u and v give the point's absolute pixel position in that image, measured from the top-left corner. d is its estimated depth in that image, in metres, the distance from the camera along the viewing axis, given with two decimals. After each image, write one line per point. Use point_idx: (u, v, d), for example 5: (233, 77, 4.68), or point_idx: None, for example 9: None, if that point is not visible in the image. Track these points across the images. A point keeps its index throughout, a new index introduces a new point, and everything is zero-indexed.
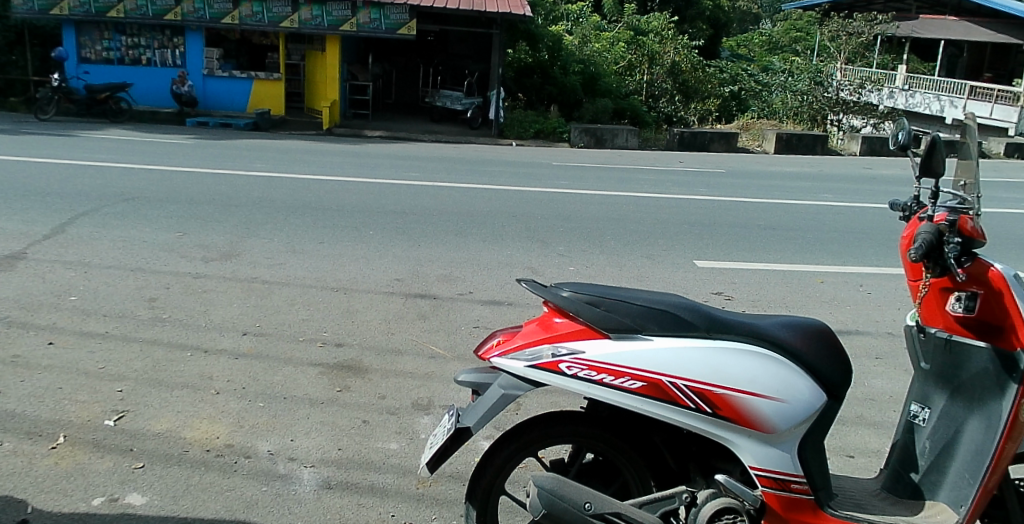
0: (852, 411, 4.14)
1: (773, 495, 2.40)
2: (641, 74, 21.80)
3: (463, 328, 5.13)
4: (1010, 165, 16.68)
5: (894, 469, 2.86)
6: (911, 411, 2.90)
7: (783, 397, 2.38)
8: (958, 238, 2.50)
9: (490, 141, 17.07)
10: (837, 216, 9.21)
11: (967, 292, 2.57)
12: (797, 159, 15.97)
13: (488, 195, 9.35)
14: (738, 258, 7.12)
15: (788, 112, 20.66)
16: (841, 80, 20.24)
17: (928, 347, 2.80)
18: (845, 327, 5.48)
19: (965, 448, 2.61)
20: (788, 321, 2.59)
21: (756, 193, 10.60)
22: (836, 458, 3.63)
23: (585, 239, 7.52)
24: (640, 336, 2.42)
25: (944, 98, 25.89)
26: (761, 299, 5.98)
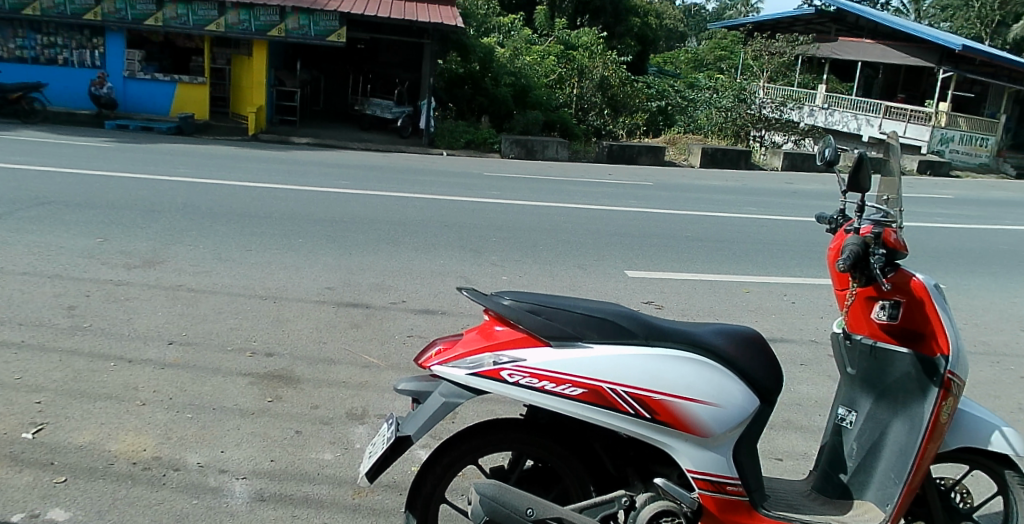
0: (779, 415, 4.28)
1: (710, 497, 2.47)
2: (571, 87, 22.04)
3: (396, 336, 5.08)
4: (920, 181, 17.69)
5: (824, 471, 2.97)
6: (839, 414, 3.01)
7: (719, 401, 2.45)
8: (882, 250, 2.64)
9: (421, 150, 16.98)
10: (762, 228, 9.55)
11: (891, 301, 2.72)
12: (725, 174, 16.45)
13: (422, 203, 9.32)
14: (667, 268, 7.30)
15: (713, 127, 21.38)
16: (763, 98, 21.15)
17: (854, 353, 2.93)
18: (772, 335, 5.67)
19: (890, 448, 2.75)
20: (723, 328, 2.67)
21: (684, 206, 10.85)
22: (765, 461, 3.73)
23: (521, 249, 7.56)
24: (580, 343, 2.46)
25: (861, 117, 27.31)
26: (690, 308, 6.13)
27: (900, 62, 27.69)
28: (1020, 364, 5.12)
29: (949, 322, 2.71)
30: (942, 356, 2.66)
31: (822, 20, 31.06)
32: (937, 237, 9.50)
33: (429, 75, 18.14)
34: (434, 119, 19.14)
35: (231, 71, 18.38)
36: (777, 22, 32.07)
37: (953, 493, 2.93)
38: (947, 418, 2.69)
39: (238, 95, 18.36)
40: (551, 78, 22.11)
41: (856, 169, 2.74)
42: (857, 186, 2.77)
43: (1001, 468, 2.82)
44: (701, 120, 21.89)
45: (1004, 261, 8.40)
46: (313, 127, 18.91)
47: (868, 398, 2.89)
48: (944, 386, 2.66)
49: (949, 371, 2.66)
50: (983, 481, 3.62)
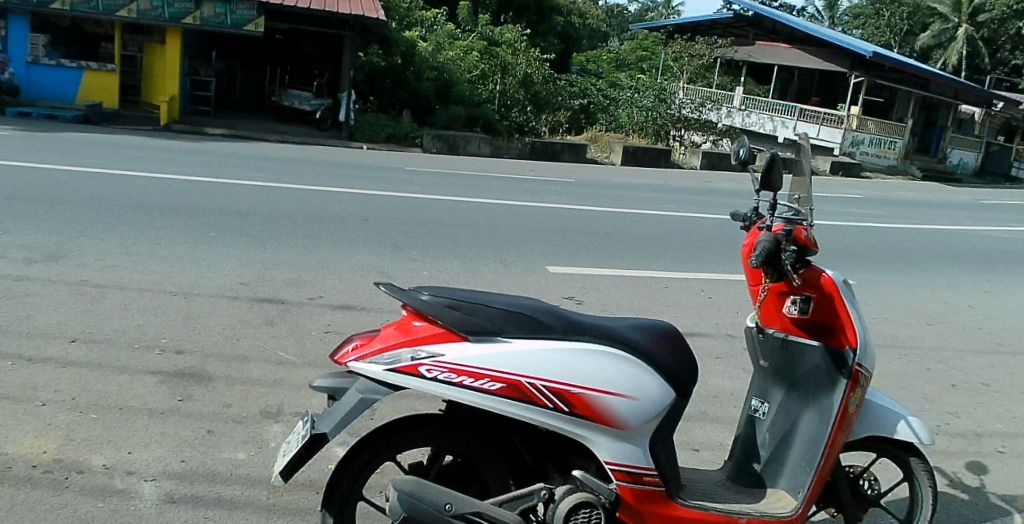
0: (696, 407, 4.38)
1: (627, 488, 2.51)
2: (494, 84, 21.98)
3: (313, 333, 4.99)
4: (832, 182, 18.41)
5: (738, 460, 3.04)
6: (753, 405, 3.09)
7: (636, 394, 2.49)
8: (793, 247, 2.72)
9: (340, 143, 16.74)
10: (677, 225, 9.77)
11: (802, 296, 2.80)
12: (644, 172, 16.77)
13: (341, 197, 9.18)
14: (587, 264, 7.39)
15: (633, 126, 21.37)
16: (683, 98, 21.70)
17: (767, 346, 3.01)
18: (690, 330, 5.80)
19: (802, 437, 2.84)
20: (639, 323, 2.70)
21: (602, 203, 11.00)
22: (683, 452, 3.80)
23: (441, 244, 7.53)
24: (499, 338, 2.45)
25: (777, 119, 28.29)
26: (609, 303, 6.22)
27: (816, 67, 28.64)
28: (921, 355, 5.39)
29: (857, 317, 2.82)
30: (851, 348, 2.77)
31: (741, 25, 32.02)
32: (843, 235, 9.88)
33: (349, 68, 17.96)
34: (354, 112, 18.91)
35: (143, 58, 17.78)
36: (697, 25, 32.94)
37: (860, 480, 3.02)
38: (855, 409, 2.80)
39: (151, 84, 17.76)
40: (473, 74, 21.99)
41: (768, 168, 2.82)
42: (769, 185, 2.84)
43: (906, 455, 2.94)
44: (622, 119, 21.78)
45: (905, 257, 8.82)
46: (230, 118, 18.43)
47: (781, 390, 2.99)
48: (852, 377, 2.77)
49: (857, 364, 2.77)
50: (889, 468, 3.79)
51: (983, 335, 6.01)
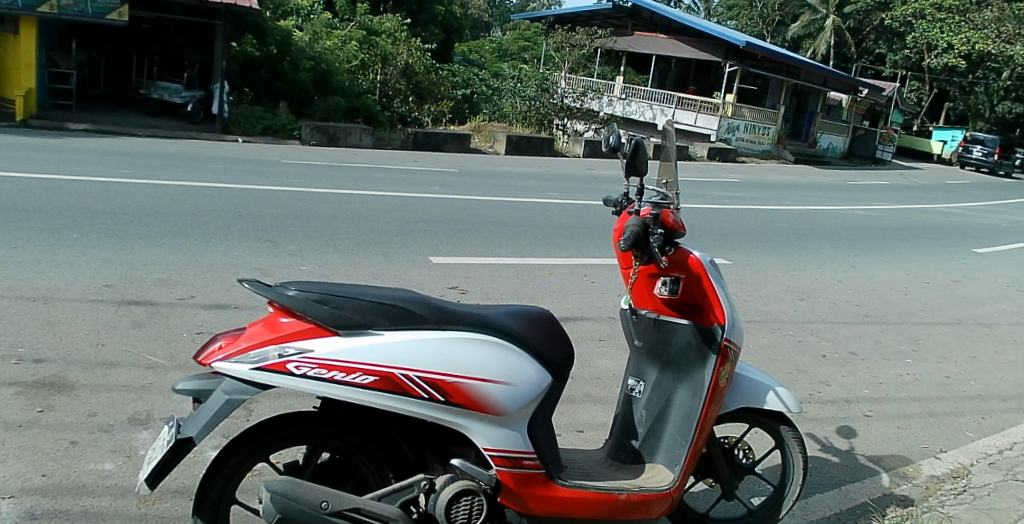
0: (580, 390, 4.49)
1: (507, 473, 2.50)
2: (374, 74, 21.42)
3: (185, 334, 4.82)
4: (710, 167, 19.24)
5: (616, 438, 3.01)
6: (628, 385, 3.07)
7: (511, 380, 2.48)
8: (661, 229, 2.74)
9: (214, 137, 16.11)
10: (551, 211, 9.98)
11: (671, 276, 2.82)
12: (527, 160, 17.01)
13: (213, 193, 8.87)
14: (469, 253, 7.42)
15: (517, 115, 21.87)
16: (564, 88, 22.53)
17: (639, 326, 3.00)
18: (573, 314, 5.94)
19: (677, 412, 2.87)
20: (515, 309, 2.69)
21: (485, 191, 11.09)
22: (568, 433, 3.88)
23: (321, 238, 7.39)
24: (371, 331, 2.39)
25: (656, 107, 29.20)
26: (493, 291, 6.28)
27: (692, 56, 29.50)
28: (793, 329, 5.72)
29: (723, 295, 2.87)
30: (719, 325, 2.81)
31: (620, 15, 32.82)
32: (716, 217, 10.32)
33: (221, 59, 17.37)
34: (229, 104, 18.25)
35: None
36: (578, 16, 33.60)
37: (736, 450, 3.02)
38: (725, 382, 2.86)
39: None
40: (353, 63, 21.38)
41: (633, 153, 2.92)
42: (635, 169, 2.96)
43: (778, 424, 2.98)
44: (506, 109, 22.12)
45: (772, 236, 9.34)
46: (94, 112, 17.42)
47: (655, 368, 2.98)
48: (721, 352, 2.82)
49: (725, 339, 2.82)
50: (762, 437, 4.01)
51: (848, 307, 6.45)
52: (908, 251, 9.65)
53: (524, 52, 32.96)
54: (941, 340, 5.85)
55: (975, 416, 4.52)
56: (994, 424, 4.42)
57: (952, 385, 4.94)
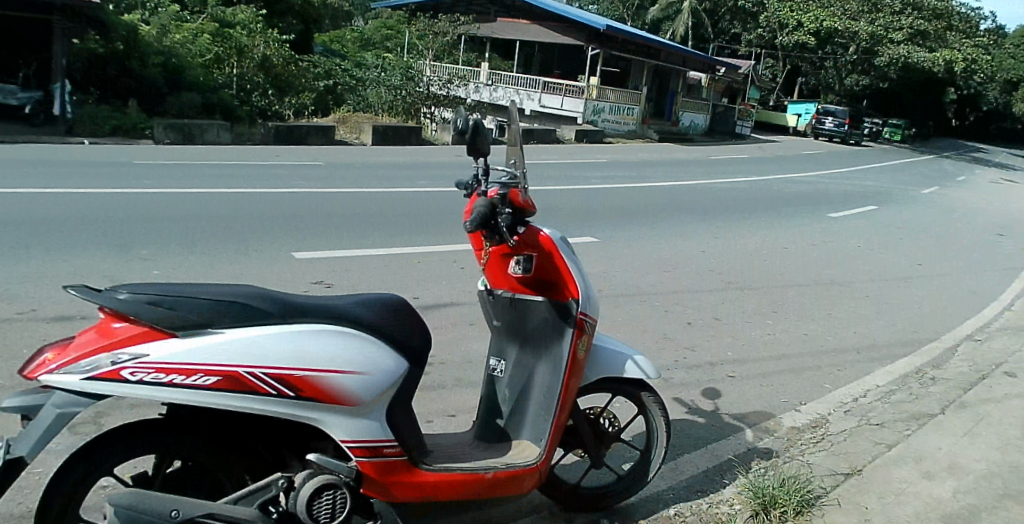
0: (453, 375, 4.40)
1: (368, 463, 2.44)
2: (230, 67, 19.90)
3: (24, 353, 4.47)
4: (580, 148, 19.60)
5: (481, 417, 2.92)
6: (490, 364, 2.93)
7: (366, 369, 2.40)
8: (508, 209, 2.57)
9: (57, 140, 14.69)
10: (409, 200, 9.82)
11: (523, 255, 2.65)
12: (394, 150, 16.66)
13: (50, 200, 8.24)
14: (336, 246, 7.20)
15: (383, 105, 21.37)
16: (430, 76, 22.05)
17: (495, 307, 2.82)
18: (444, 301, 5.88)
19: (538, 389, 2.78)
20: (368, 298, 2.58)
21: (347, 183, 10.81)
22: (439, 419, 3.79)
23: (175, 240, 6.97)
24: (212, 330, 2.25)
25: (521, 92, 29.14)
26: (362, 283, 6.12)
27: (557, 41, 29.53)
28: (661, 300, 5.94)
29: (577, 267, 2.74)
30: (573, 300, 2.70)
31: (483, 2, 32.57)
32: (579, 196, 10.42)
33: (60, 56, 16.20)
34: (72, 105, 16.85)
35: None
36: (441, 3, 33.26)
37: (602, 420, 3.01)
38: (584, 354, 2.77)
39: None
40: (206, 57, 19.58)
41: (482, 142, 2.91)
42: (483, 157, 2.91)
43: (639, 391, 2.96)
44: (371, 98, 21.65)
45: (634, 212, 9.60)
46: None
47: (514, 345, 2.84)
48: (577, 326, 2.72)
49: (581, 312, 2.72)
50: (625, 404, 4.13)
51: (713, 275, 6.78)
52: (762, 219, 10.23)
53: (387, 41, 32.14)
54: (796, 300, 6.28)
55: (830, 369, 4.88)
56: (846, 375, 4.81)
57: (809, 341, 5.32)
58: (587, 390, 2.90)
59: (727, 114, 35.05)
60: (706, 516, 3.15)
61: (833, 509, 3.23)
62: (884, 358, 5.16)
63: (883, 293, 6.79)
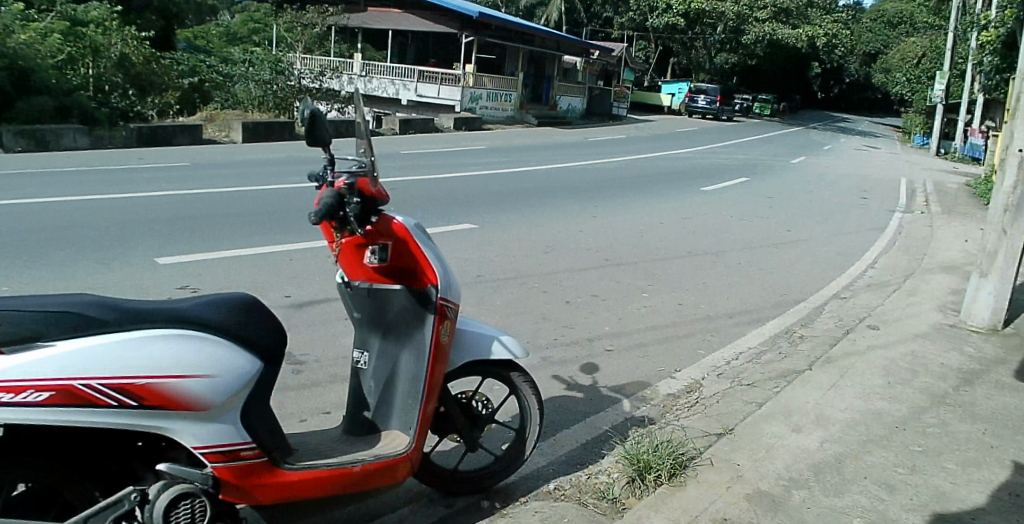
0: (327, 371, 4.19)
1: (225, 468, 2.38)
2: (85, 68, 15.93)
3: None
4: (459, 137, 19.18)
5: (349, 411, 2.92)
6: (354, 357, 2.90)
7: (214, 371, 2.33)
8: (357, 199, 2.53)
9: None
10: (271, 198, 9.25)
11: (378, 245, 2.64)
12: (265, 149, 15.26)
13: None
14: (199, 249, 6.68)
15: (252, 101, 19.25)
16: (300, 68, 20.36)
17: (355, 298, 2.79)
18: (319, 298, 5.59)
19: (403, 378, 2.79)
20: (215, 298, 2.47)
21: (201, 184, 9.99)
22: (314, 418, 3.61)
23: (16, 254, 6.17)
24: (40, 343, 2.09)
25: (397, 81, 27.66)
26: (229, 285, 5.71)
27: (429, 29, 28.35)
28: (540, 281, 6.02)
29: (434, 253, 2.74)
30: (433, 286, 2.71)
31: None
32: (455, 184, 10.27)
33: None
34: None
35: None
36: None
37: (475, 402, 3.04)
38: (447, 339, 2.80)
39: None
40: (57, 58, 15.43)
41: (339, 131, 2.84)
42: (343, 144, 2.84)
43: (508, 371, 3.02)
44: (240, 95, 19.38)
45: (510, 199, 9.48)
46: None
47: (376, 336, 2.82)
48: (439, 312, 2.73)
49: (441, 298, 2.73)
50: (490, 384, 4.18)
51: (591, 254, 6.95)
52: (637, 198, 10.41)
53: (255, 35, 29.11)
54: (670, 272, 6.56)
55: (703, 335, 5.14)
56: (719, 339, 5.09)
57: (684, 308, 5.60)
58: (454, 375, 2.94)
59: (603, 95, 35.48)
60: (587, 487, 3.25)
61: (705, 469, 3.39)
62: (754, 319, 5.54)
63: (749, 261, 7.22)
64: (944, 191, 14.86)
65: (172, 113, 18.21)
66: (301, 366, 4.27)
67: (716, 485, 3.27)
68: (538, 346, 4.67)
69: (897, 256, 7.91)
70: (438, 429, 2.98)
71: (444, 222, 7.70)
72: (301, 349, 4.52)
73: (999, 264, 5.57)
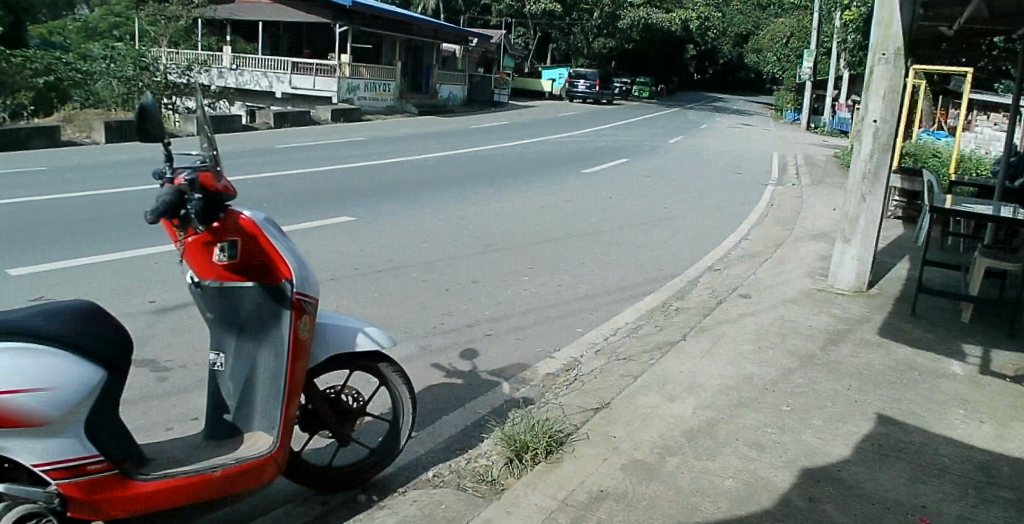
0: (195, 376, 4.09)
1: (71, 484, 2.29)
2: None
3: None
4: (336, 130, 18.76)
5: (210, 415, 2.88)
6: (210, 359, 2.86)
7: (51, 385, 2.23)
8: (199, 195, 2.49)
9: None
10: (129, 201, 8.77)
11: (226, 242, 2.60)
12: (127, 148, 14.33)
13: None
14: (54, 258, 6.28)
15: (116, 99, 17.96)
16: (166, 64, 18.83)
17: (206, 299, 2.74)
18: (186, 301, 5.40)
19: (263, 377, 2.77)
20: (51, 309, 2.36)
21: (47, 190, 9.31)
22: (181, 425, 3.52)
23: None
24: None
25: (270, 75, 26.79)
26: (88, 293, 5.40)
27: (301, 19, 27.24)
28: (419, 270, 6.06)
29: (286, 248, 2.74)
30: (287, 281, 2.70)
31: None
32: (331, 176, 10.10)
33: None
34: None
35: None
36: None
37: (343, 396, 3.04)
38: (307, 334, 2.80)
39: None
40: None
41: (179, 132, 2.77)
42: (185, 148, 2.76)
43: (377, 363, 3.02)
44: (101, 93, 17.95)
45: (384, 190, 9.38)
46: None
47: (231, 335, 2.79)
48: (295, 307, 2.73)
49: (297, 293, 2.73)
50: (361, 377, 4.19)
51: (471, 241, 7.05)
52: (515, 184, 10.51)
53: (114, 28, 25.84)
54: (550, 255, 6.75)
55: (582, 313, 5.33)
56: (598, 317, 5.29)
57: (563, 289, 5.79)
58: (318, 371, 2.93)
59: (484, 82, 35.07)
60: (465, 472, 3.30)
61: (582, 443, 3.49)
62: (631, 296, 5.79)
63: (626, 240, 7.53)
64: (813, 163, 15.73)
65: (27, 115, 17.34)
66: (167, 373, 4.14)
67: (593, 457, 3.37)
68: (417, 335, 4.71)
69: (769, 228, 8.46)
70: (305, 426, 2.98)
71: (322, 216, 7.59)
72: (168, 355, 4.38)
73: (860, 230, 5.98)
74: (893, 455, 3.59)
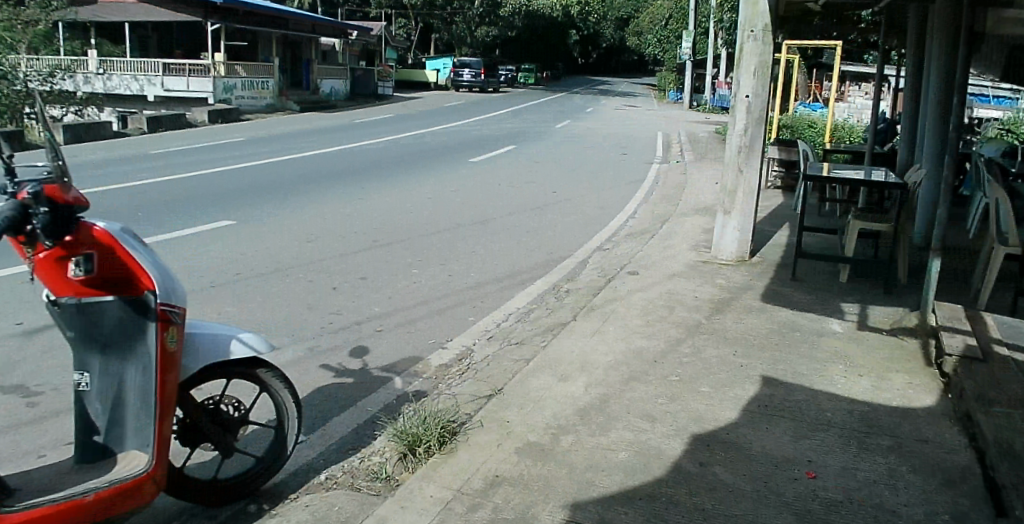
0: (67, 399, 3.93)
1: None
2: None
3: None
4: (213, 131, 18.04)
5: (79, 438, 2.76)
6: (75, 381, 2.74)
7: None
8: (45, 207, 2.39)
9: None
10: None
11: (80, 256, 2.50)
12: None
13: None
14: None
15: None
16: (26, 71, 17.77)
17: (65, 317, 2.65)
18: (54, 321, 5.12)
19: (132, 394, 2.67)
20: None
21: None
22: (55, 451, 3.39)
23: None
24: None
25: (140, 77, 25.51)
26: None
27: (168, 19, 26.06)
28: (304, 270, 5.97)
29: (147, 258, 2.64)
30: (150, 292, 2.60)
31: None
32: (208, 179, 9.78)
33: None
34: None
35: None
36: None
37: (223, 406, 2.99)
38: (176, 345, 2.69)
39: None
40: None
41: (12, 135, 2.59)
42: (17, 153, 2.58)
43: (254, 369, 2.99)
44: None
45: (263, 191, 9.12)
46: None
47: (95, 354, 2.68)
48: (161, 319, 2.61)
49: (162, 304, 2.61)
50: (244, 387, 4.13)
51: (358, 237, 6.99)
52: (399, 177, 10.43)
53: None
54: (441, 246, 6.80)
55: (475, 302, 5.42)
56: (490, 304, 5.40)
57: (454, 279, 5.86)
58: (193, 383, 2.85)
59: (367, 76, 34.76)
60: (359, 471, 3.30)
61: (476, 431, 3.54)
62: (521, 281, 5.91)
63: (514, 225, 7.65)
64: (695, 139, 16.31)
65: None
66: (36, 399, 3.95)
67: (486, 444, 3.42)
68: (304, 336, 4.66)
69: (655, 205, 8.77)
70: (184, 441, 2.91)
71: (201, 221, 7.36)
72: (36, 380, 4.18)
73: (739, 201, 6.24)
74: (778, 414, 3.78)
